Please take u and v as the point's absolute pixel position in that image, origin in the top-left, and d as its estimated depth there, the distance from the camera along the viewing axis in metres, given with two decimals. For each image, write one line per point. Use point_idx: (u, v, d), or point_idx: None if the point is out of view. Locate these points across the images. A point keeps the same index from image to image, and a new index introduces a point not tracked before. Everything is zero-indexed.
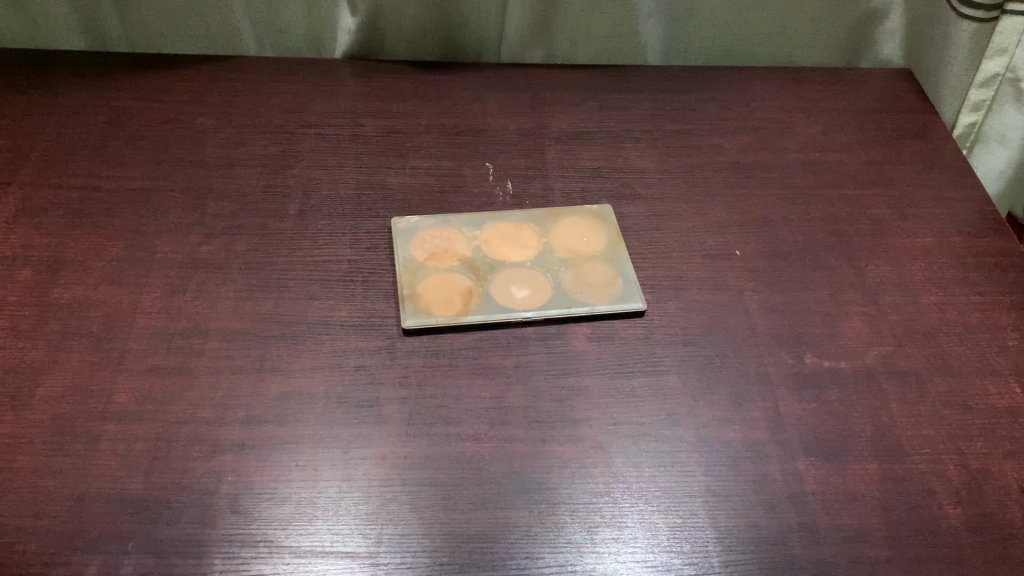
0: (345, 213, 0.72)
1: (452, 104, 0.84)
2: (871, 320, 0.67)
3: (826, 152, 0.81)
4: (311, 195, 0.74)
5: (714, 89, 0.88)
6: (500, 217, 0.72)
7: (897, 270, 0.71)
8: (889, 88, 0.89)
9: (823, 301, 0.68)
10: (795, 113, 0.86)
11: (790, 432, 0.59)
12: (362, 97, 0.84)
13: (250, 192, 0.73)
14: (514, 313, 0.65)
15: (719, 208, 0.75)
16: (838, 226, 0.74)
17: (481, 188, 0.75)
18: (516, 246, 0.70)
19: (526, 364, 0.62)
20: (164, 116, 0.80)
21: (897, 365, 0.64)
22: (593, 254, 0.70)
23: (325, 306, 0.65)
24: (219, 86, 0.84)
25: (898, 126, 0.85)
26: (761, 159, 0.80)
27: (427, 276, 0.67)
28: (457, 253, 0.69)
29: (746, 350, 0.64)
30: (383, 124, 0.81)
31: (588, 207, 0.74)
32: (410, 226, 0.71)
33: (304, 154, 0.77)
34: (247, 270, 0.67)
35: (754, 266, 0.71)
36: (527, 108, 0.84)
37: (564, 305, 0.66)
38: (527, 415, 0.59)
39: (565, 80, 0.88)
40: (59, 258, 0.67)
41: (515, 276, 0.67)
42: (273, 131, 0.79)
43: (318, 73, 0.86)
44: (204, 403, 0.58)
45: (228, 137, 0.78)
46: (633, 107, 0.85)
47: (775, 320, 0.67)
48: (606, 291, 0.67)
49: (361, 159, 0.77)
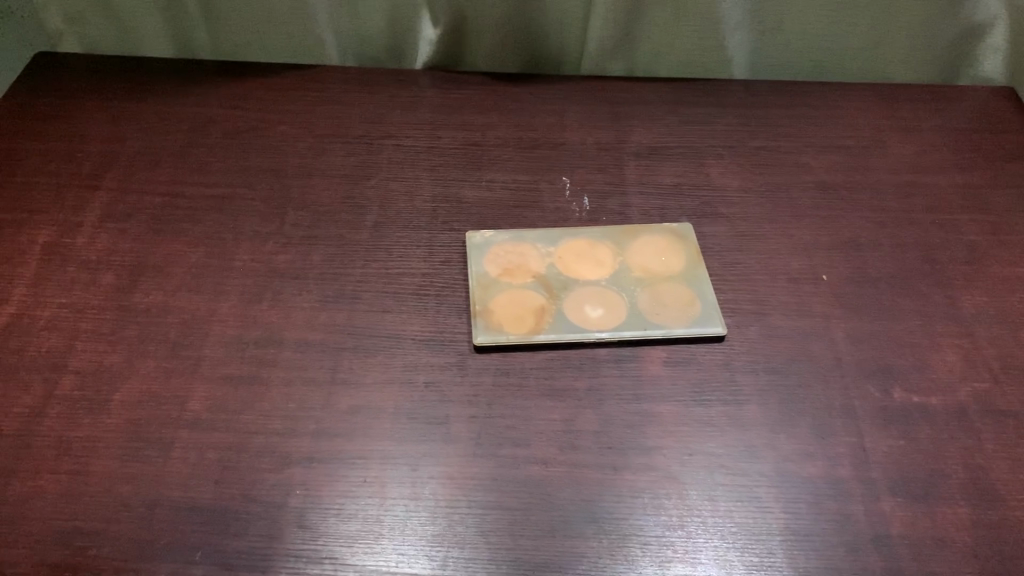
0: (419, 225, 0.72)
1: (530, 117, 0.83)
2: (966, 354, 0.64)
3: (920, 174, 0.78)
4: (387, 206, 0.74)
5: (803, 106, 0.85)
6: (576, 234, 0.71)
7: (995, 300, 0.67)
8: (988, 107, 0.85)
9: (913, 332, 0.65)
10: (888, 131, 0.82)
11: (875, 469, 0.57)
12: (441, 109, 0.83)
13: (327, 203, 0.73)
14: (587, 333, 0.63)
15: (805, 230, 0.73)
16: (932, 253, 0.71)
17: (557, 204, 0.74)
18: (592, 263, 0.68)
19: (598, 388, 0.60)
20: (247, 124, 0.81)
21: (993, 402, 0.61)
22: (669, 274, 0.68)
23: (397, 319, 0.65)
24: (300, 94, 0.84)
25: (999, 146, 0.81)
26: (850, 179, 0.77)
27: (500, 292, 0.66)
28: (530, 269, 0.68)
29: (830, 382, 0.62)
30: (461, 136, 0.81)
31: (666, 225, 0.72)
32: (484, 241, 0.70)
33: (381, 165, 0.77)
34: (323, 281, 0.67)
35: (841, 292, 0.68)
36: (607, 121, 0.82)
37: (639, 327, 0.64)
38: (599, 440, 0.57)
39: (646, 93, 0.86)
40: (140, 263, 0.68)
41: (589, 295, 0.66)
42: (353, 141, 0.80)
43: (398, 84, 0.86)
44: (275, 414, 0.58)
45: (309, 145, 0.79)
46: (715, 122, 0.83)
47: (862, 350, 0.64)
48: (683, 314, 0.65)
49: (437, 172, 0.77)
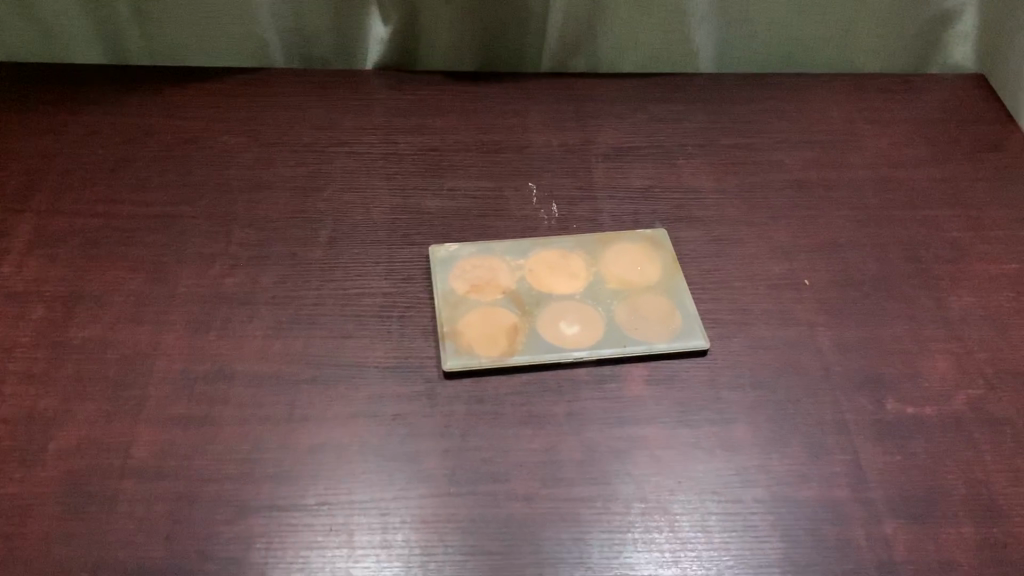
0: (378, 239, 0.67)
1: (491, 118, 0.79)
2: (957, 360, 0.61)
3: (897, 168, 0.75)
4: (342, 219, 0.69)
5: (773, 99, 0.82)
6: (546, 244, 0.67)
7: (982, 301, 0.65)
8: (961, 96, 0.83)
9: (902, 338, 0.62)
10: (861, 124, 0.79)
11: (873, 489, 0.54)
12: (396, 112, 0.79)
13: (277, 218, 0.68)
14: (564, 353, 0.59)
15: (784, 232, 0.69)
16: (915, 252, 0.68)
17: (525, 212, 0.70)
18: (565, 275, 0.64)
19: (579, 413, 0.57)
20: (187, 134, 0.75)
21: (989, 410, 0.58)
22: (647, 285, 0.64)
23: (359, 345, 0.60)
24: (244, 100, 0.79)
25: (974, 137, 0.78)
26: (826, 177, 0.74)
27: (469, 311, 0.62)
28: (500, 284, 0.63)
29: (821, 396, 0.59)
30: (418, 141, 0.76)
31: (640, 232, 0.68)
32: (449, 255, 0.66)
33: (334, 175, 0.72)
34: (276, 306, 0.62)
35: (825, 297, 0.65)
36: (572, 121, 0.78)
37: (618, 343, 0.60)
38: (582, 471, 0.54)
39: (611, 90, 0.82)
40: (74, 292, 0.62)
41: (564, 311, 0.62)
42: (302, 149, 0.74)
43: (348, 86, 0.81)
44: (230, 457, 0.53)
45: (255, 155, 0.74)
46: (685, 120, 0.79)
47: (851, 359, 0.61)
48: (664, 328, 0.61)
49: (395, 180, 0.72)
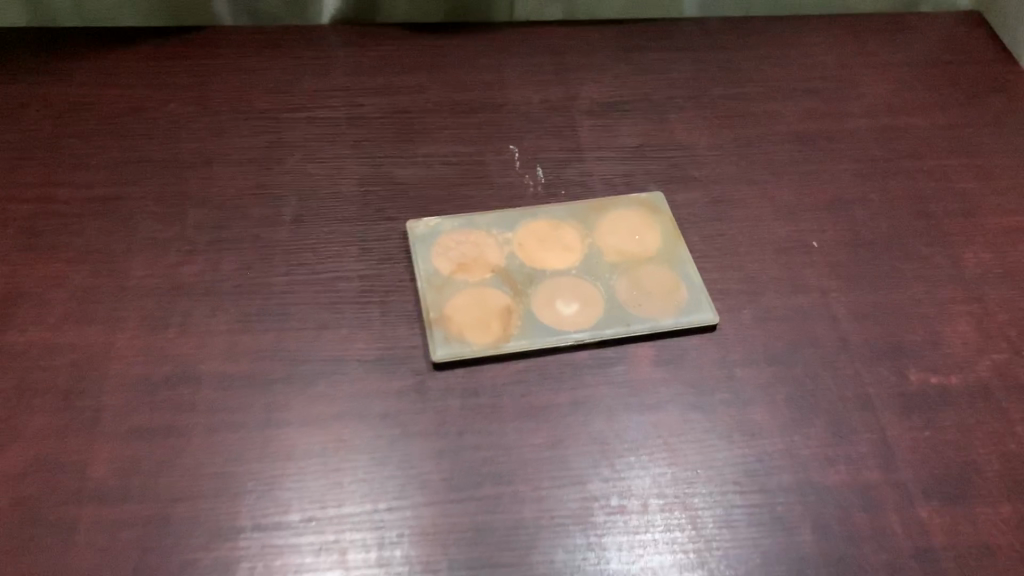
0: (349, 216, 0.61)
1: (463, 74, 0.72)
2: (978, 322, 0.57)
3: (899, 115, 0.71)
4: (307, 194, 0.62)
5: (764, 44, 0.76)
6: (534, 215, 0.61)
7: (998, 257, 0.61)
8: (958, 35, 0.78)
9: (919, 301, 0.58)
10: (858, 68, 0.74)
11: (904, 469, 0.50)
12: (358, 72, 0.72)
13: (235, 196, 0.62)
14: (563, 336, 0.54)
15: (786, 189, 0.65)
16: (925, 207, 0.64)
17: (508, 179, 0.64)
18: (558, 249, 0.59)
19: (584, 401, 0.52)
20: (128, 104, 0.67)
21: (1015, 376, 0.55)
22: (647, 256, 0.59)
23: (337, 337, 0.54)
24: (189, 64, 0.71)
25: (976, 78, 0.74)
26: (826, 127, 0.69)
27: (456, 293, 0.56)
28: (488, 262, 0.58)
29: (840, 369, 0.54)
30: (385, 103, 0.69)
31: (635, 198, 0.63)
32: (430, 231, 0.60)
33: (295, 145, 0.65)
34: (241, 296, 0.56)
35: (836, 260, 0.60)
36: (551, 75, 0.72)
37: (621, 322, 0.55)
38: (593, 467, 0.49)
39: (591, 39, 0.75)
40: (11, 290, 0.55)
41: (559, 289, 0.57)
42: (258, 116, 0.67)
43: (304, 45, 0.74)
44: (201, 473, 0.48)
45: (206, 126, 0.66)
46: (672, 69, 0.73)
47: (868, 327, 0.57)
48: (669, 303, 0.57)
49: (362, 148, 0.66)
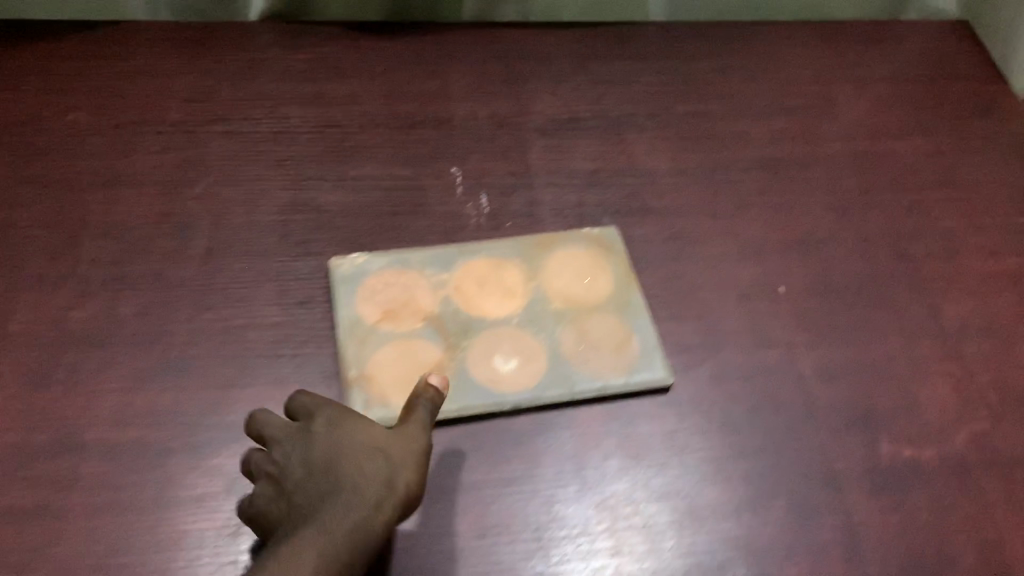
0: (266, 250, 0.55)
1: (404, 81, 0.65)
2: (957, 385, 0.52)
3: (878, 139, 0.65)
4: (220, 224, 0.56)
5: (735, 54, 0.70)
6: (473, 252, 0.55)
7: (981, 307, 0.56)
8: (946, 46, 0.72)
9: (893, 358, 0.53)
10: (836, 83, 0.68)
11: (870, 561, 0.45)
12: (287, 76, 0.64)
13: (138, 225, 0.55)
14: (499, 400, 0.48)
15: (753, 225, 0.59)
16: (902, 247, 0.59)
17: (447, 207, 0.58)
18: (498, 294, 0.53)
19: (520, 477, 0.46)
20: (23, 111, 0.60)
21: (995, 449, 0.50)
22: (596, 302, 0.53)
23: (244, 398, 0.48)
24: (96, 65, 0.63)
25: (963, 97, 0.68)
26: (799, 151, 0.63)
27: (381, 346, 0.50)
28: (419, 309, 0.52)
29: (804, 439, 0.49)
30: (315, 114, 0.62)
31: (586, 232, 0.57)
32: (354, 270, 0.53)
33: (211, 164, 0.59)
34: (137, 348, 0.50)
35: (805, 309, 0.55)
36: (500, 86, 0.65)
37: (565, 383, 0.49)
38: (526, 560, 0.44)
39: (546, 44, 0.69)
40: None
41: (498, 342, 0.51)
42: (170, 130, 0.60)
43: (229, 43, 0.66)
44: (77, 566, 0.42)
45: (111, 139, 0.59)
46: (634, 81, 0.67)
47: (837, 389, 0.51)
48: (619, 360, 0.51)
49: (286, 168, 0.59)
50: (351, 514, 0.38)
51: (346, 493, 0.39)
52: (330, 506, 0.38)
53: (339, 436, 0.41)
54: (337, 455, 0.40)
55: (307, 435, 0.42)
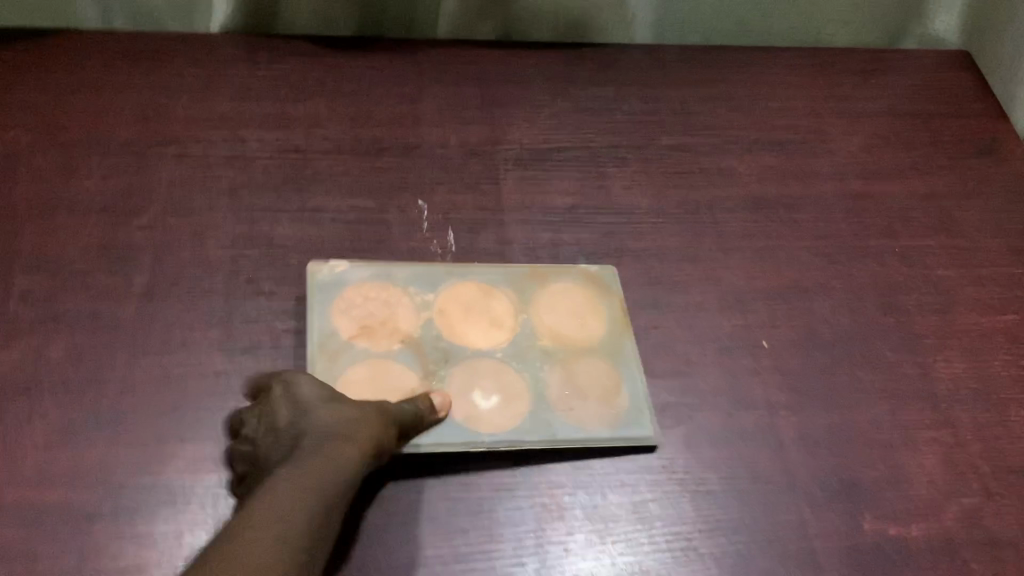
0: (213, 288, 0.51)
1: (372, 103, 0.61)
2: (947, 454, 0.49)
3: (872, 179, 0.61)
4: (166, 258, 0.52)
5: (723, 83, 0.66)
6: (465, 273, 0.52)
7: (974, 368, 0.53)
8: (946, 79, 0.69)
9: (880, 424, 0.50)
10: (829, 117, 0.65)
11: None
12: (247, 95, 0.60)
13: (77, 258, 0.51)
14: (473, 441, 0.45)
15: (736, 271, 0.55)
16: (893, 299, 0.55)
17: (411, 244, 0.54)
18: (485, 322, 0.50)
19: (475, 554, 0.42)
20: None
21: (986, 527, 0.46)
22: (588, 344, 0.50)
23: (179, 456, 0.45)
24: (42, 78, 0.59)
25: (962, 135, 0.65)
26: (788, 191, 0.60)
27: (355, 365, 0.47)
28: (400, 330, 0.49)
29: (782, 513, 0.46)
30: (275, 137, 0.58)
31: (583, 268, 0.54)
32: (335, 280, 0.50)
33: (159, 191, 0.55)
34: (65, 396, 0.46)
35: (788, 367, 0.51)
36: (474, 112, 0.62)
37: (546, 428, 0.46)
38: None
39: (525, 66, 0.65)
40: None
41: (479, 375, 0.48)
42: (117, 152, 0.56)
43: (186, 56, 0.62)
44: None
45: (52, 160, 0.55)
46: (616, 109, 0.63)
47: (819, 457, 0.48)
48: (604, 410, 0.48)
49: (240, 197, 0.55)
50: (349, 445, 0.39)
51: (340, 432, 0.40)
52: (326, 438, 0.39)
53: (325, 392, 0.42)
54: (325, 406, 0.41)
55: (290, 386, 0.42)
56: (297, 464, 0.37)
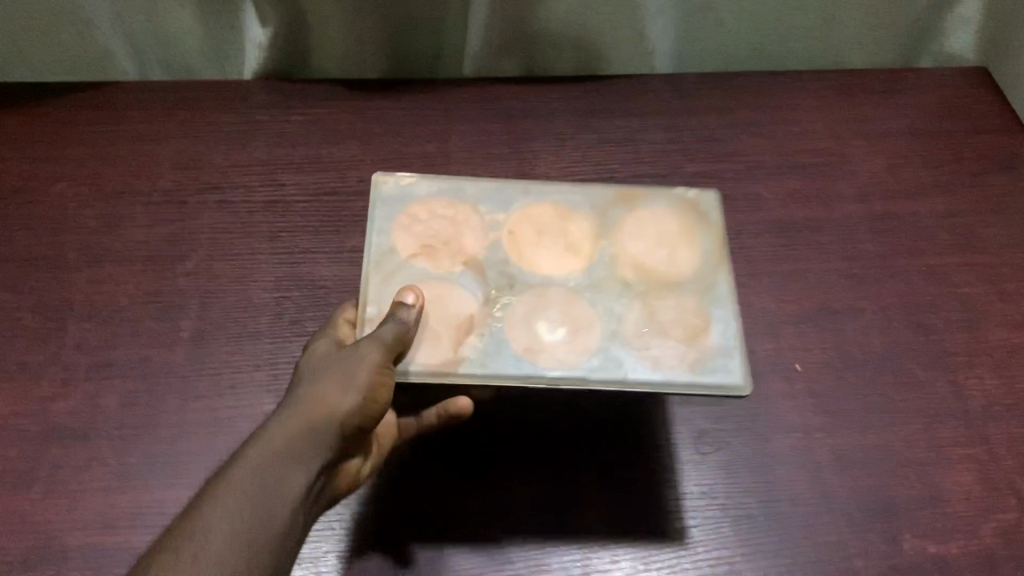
0: (258, 331, 0.53)
1: (403, 143, 0.63)
2: (983, 471, 0.50)
3: (896, 199, 0.62)
4: (211, 303, 0.54)
5: (744, 108, 0.67)
6: (542, 192, 0.50)
7: (1007, 383, 0.53)
8: (966, 93, 0.69)
9: (915, 443, 0.51)
10: (851, 138, 0.66)
11: None
12: (281, 139, 0.62)
13: (126, 306, 0.53)
14: (533, 370, 0.43)
15: (765, 295, 0.57)
16: (922, 317, 0.56)
17: None
18: (559, 250, 0.49)
19: None
20: (8, 184, 0.58)
21: None
22: (669, 274, 0.48)
23: None
24: (83, 131, 0.61)
25: (984, 150, 0.66)
26: (813, 213, 0.61)
27: (412, 284, 0.46)
28: (463, 253, 0.48)
29: (822, 535, 0.47)
30: (311, 180, 0.60)
31: (678, 193, 0.51)
32: (398, 190, 0.49)
33: (201, 238, 0.56)
34: (122, 442, 0.48)
35: (821, 388, 0.52)
36: (502, 147, 0.63)
37: (618, 365, 0.44)
38: None
39: (549, 100, 0.66)
40: None
41: (545, 308, 0.46)
42: (159, 201, 0.58)
43: (220, 102, 0.64)
44: None
45: (98, 212, 0.57)
46: (641, 138, 0.65)
47: (855, 477, 0.49)
48: (685, 346, 0.45)
49: (280, 241, 0.57)
50: (310, 403, 0.39)
51: (306, 392, 0.39)
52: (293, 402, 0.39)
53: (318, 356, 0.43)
54: (310, 370, 0.41)
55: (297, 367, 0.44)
56: (257, 434, 0.37)
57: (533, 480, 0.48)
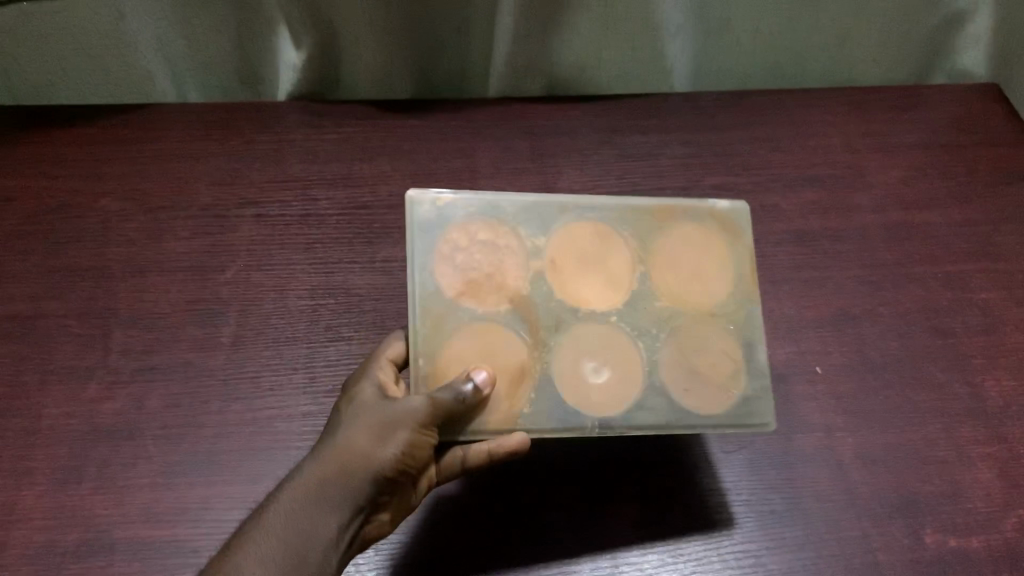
0: (295, 336, 0.55)
1: (431, 158, 0.65)
2: (1003, 468, 0.51)
3: (912, 209, 0.64)
4: (249, 310, 0.56)
5: (761, 124, 0.69)
6: (580, 213, 0.50)
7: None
8: (979, 108, 0.71)
9: (935, 442, 0.52)
10: (868, 151, 0.67)
11: None
12: (314, 156, 0.64)
13: (169, 313, 0.55)
14: (587, 422, 0.46)
15: (786, 300, 0.58)
16: (940, 322, 0.58)
17: None
18: (599, 279, 0.49)
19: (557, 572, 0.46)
20: (55, 199, 0.61)
21: None
22: (705, 305, 0.50)
23: None
24: (125, 150, 0.63)
25: (997, 163, 0.67)
26: (832, 223, 0.63)
27: (461, 329, 0.46)
28: (508, 287, 0.48)
29: (846, 530, 0.48)
30: (344, 195, 0.62)
31: (712, 208, 0.52)
32: (436, 217, 0.48)
33: (240, 249, 0.59)
34: (166, 441, 0.50)
35: (842, 390, 0.54)
36: (527, 163, 0.65)
37: (664, 411, 0.47)
38: None
39: (572, 117, 0.68)
40: None
41: (591, 350, 0.48)
42: (199, 215, 0.60)
43: (254, 121, 0.66)
44: None
45: (141, 226, 0.59)
46: (661, 153, 0.67)
47: (877, 473, 0.50)
48: (723, 390, 0.48)
49: (315, 251, 0.59)
50: (344, 448, 0.42)
51: (343, 434, 0.42)
52: (332, 440, 0.43)
53: (364, 392, 0.44)
54: (356, 407, 0.44)
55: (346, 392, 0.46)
56: (299, 471, 0.42)
57: (563, 467, 0.49)
